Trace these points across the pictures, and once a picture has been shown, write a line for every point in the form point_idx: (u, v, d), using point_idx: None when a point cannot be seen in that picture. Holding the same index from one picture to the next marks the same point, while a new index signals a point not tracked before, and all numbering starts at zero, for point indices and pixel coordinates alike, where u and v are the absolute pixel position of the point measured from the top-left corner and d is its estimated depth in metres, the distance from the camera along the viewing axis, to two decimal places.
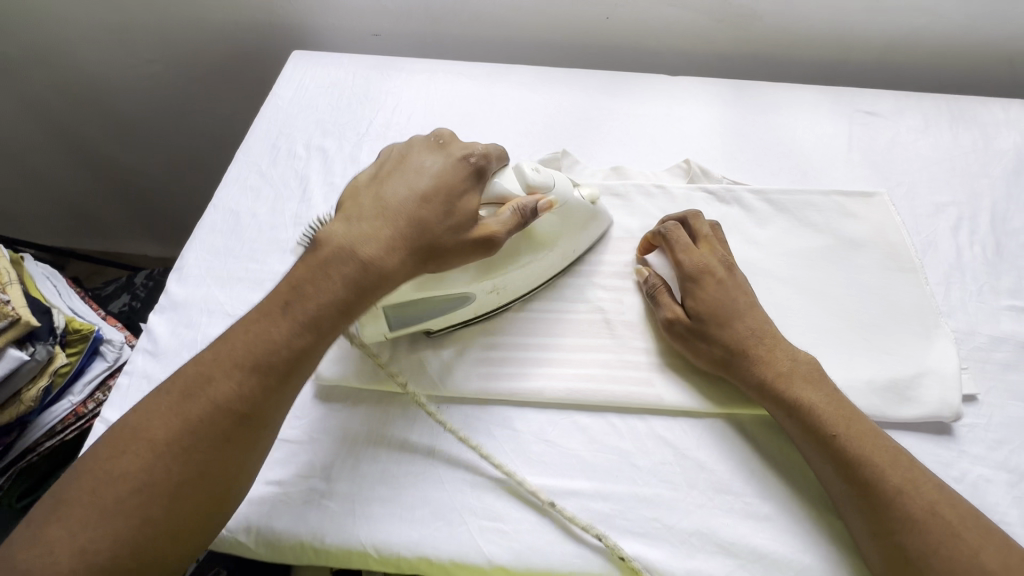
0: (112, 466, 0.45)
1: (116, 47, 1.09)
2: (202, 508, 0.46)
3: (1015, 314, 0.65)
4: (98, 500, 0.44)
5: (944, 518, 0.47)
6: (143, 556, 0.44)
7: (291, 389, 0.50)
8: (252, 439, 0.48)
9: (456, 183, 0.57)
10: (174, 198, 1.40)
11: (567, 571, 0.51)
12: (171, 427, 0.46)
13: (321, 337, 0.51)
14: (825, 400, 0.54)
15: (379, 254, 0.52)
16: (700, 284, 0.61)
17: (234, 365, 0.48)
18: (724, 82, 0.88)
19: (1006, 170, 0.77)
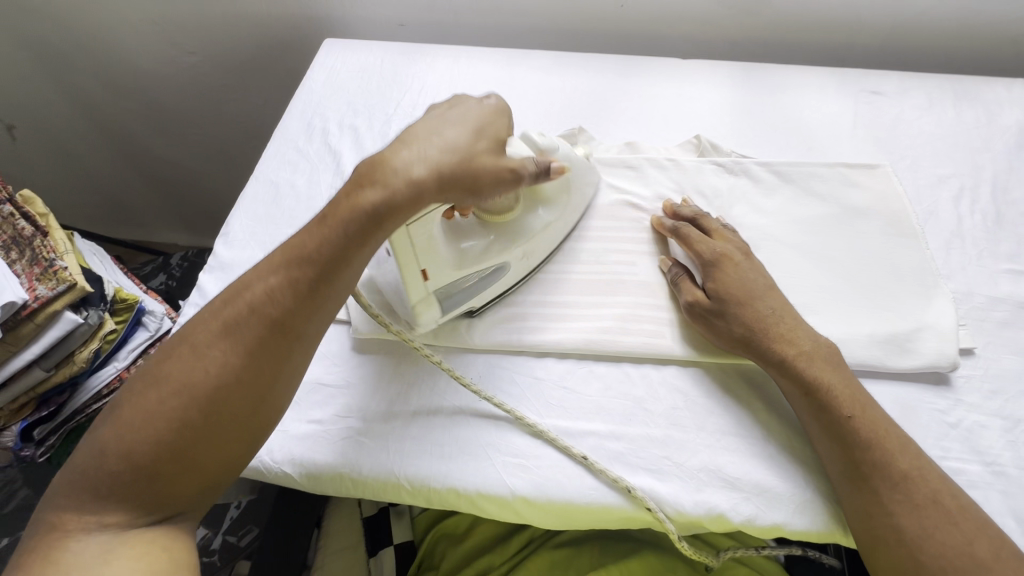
0: (159, 368, 0.49)
1: (158, 40, 1.16)
2: (234, 410, 0.48)
3: (1013, 277, 0.68)
4: (145, 402, 0.47)
5: (945, 506, 0.49)
6: (182, 462, 0.46)
7: (323, 299, 0.51)
8: (285, 349, 0.50)
9: (484, 112, 0.57)
10: (207, 186, 1.47)
11: (583, 502, 0.56)
12: (209, 334, 0.50)
13: (351, 246, 0.51)
14: (846, 385, 0.55)
15: (417, 170, 0.51)
16: (720, 268, 0.63)
17: (271, 275, 0.51)
18: (734, 64, 0.92)
19: (1008, 144, 0.80)
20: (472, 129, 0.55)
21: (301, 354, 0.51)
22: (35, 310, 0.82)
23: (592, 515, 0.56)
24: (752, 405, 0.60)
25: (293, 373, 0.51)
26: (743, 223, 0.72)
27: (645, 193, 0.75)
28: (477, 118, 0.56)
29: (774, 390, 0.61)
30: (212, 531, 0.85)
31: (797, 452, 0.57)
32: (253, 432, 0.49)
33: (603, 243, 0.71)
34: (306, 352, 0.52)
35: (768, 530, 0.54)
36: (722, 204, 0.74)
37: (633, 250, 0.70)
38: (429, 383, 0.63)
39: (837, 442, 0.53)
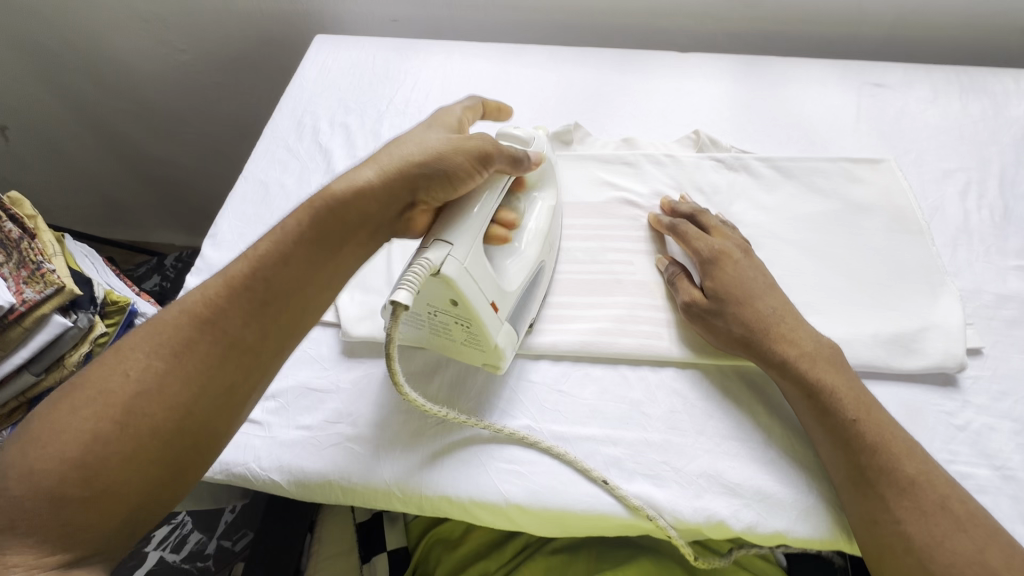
0: (77, 386, 0.45)
1: (149, 38, 1.14)
2: (158, 424, 0.44)
3: (1022, 274, 0.66)
4: (56, 420, 0.43)
5: (953, 513, 0.47)
6: (95, 481, 0.42)
7: (266, 310, 0.51)
8: (220, 351, 0.48)
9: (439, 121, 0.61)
10: (202, 185, 1.46)
11: (579, 509, 0.54)
12: (137, 339, 0.47)
13: (296, 259, 0.52)
14: (848, 387, 0.54)
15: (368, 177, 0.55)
16: (718, 266, 0.61)
17: (211, 277, 0.51)
18: (733, 57, 0.89)
19: (1015, 137, 0.78)
20: (426, 135, 0.58)
21: (237, 362, 0.49)
22: (24, 313, 0.80)
23: (588, 522, 0.54)
24: (753, 408, 0.58)
25: (228, 388, 0.48)
26: (743, 220, 0.70)
27: (643, 190, 0.73)
28: (431, 128, 0.60)
29: (774, 394, 0.59)
30: (207, 536, 0.84)
31: (799, 456, 0.55)
32: (180, 447, 0.45)
33: (599, 241, 0.69)
34: (246, 358, 0.49)
35: (770, 538, 0.53)
36: (721, 200, 0.72)
37: (630, 249, 0.69)
38: (421, 387, 0.61)
39: (841, 447, 0.51)
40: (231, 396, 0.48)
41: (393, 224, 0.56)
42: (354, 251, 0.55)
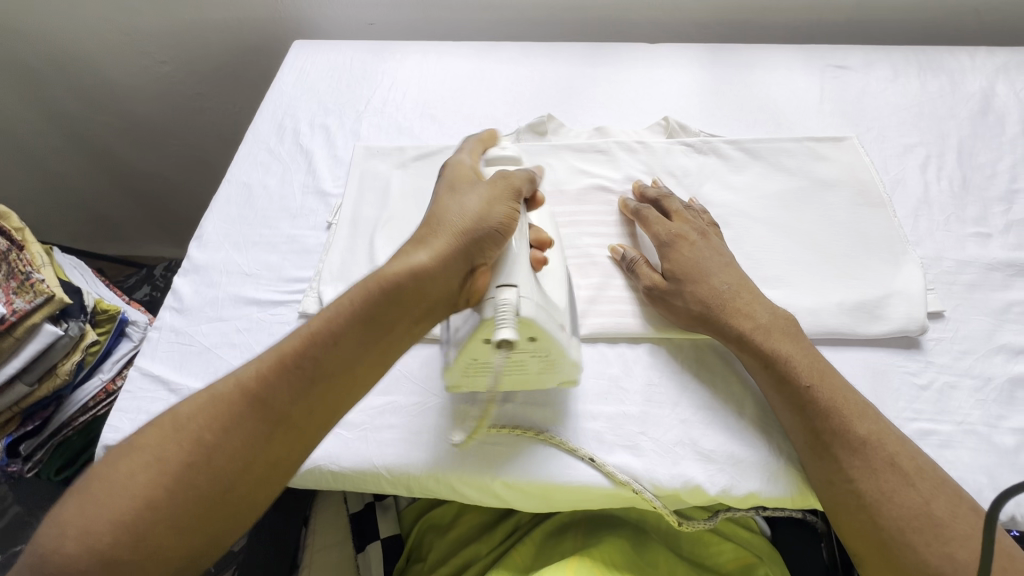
0: (132, 444, 0.46)
1: (129, 51, 1.16)
2: (205, 497, 0.45)
3: (980, 240, 0.69)
4: (112, 479, 0.44)
5: (902, 469, 0.49)
6: (143, 547, 0.43)
7: (316, 394, 0.49)
8: (268, 429, 0.47)
9: (464, 176, 0.59)
10: (188, 195, 1.47)
11: (561, 481, 0.56)
12: (192, 408, 0.47)
13: (349, 340, 0.50)
14: (803, 355, 0.56)
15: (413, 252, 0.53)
16: (674, 248, 0.63)
17: (268, 349, 0.50)
18: (701, 46, 0.92)
19: (972, 111, 0.81)
20: (456, 195, 0.57)
21: (285, 442, 0.48)
22: (14, 323, 0.82)
23: (573, 494, 0.56)
24: (727, 378, 0.60)
25: (274, 468, 0.48)
26: (713, 200, 0.73)
27: (616, 176, 0.75)
28: (459, 187, 0.58)
29: (736, 368, 0.61)
30: None
31: (768, 422, 0.58)
32: (223, 521, 0.45)
33: (575, 226, 0.71)
34: (294, 436, 0.48)
35: (743, 499, 0.55)
36: (691, 182, 0.74)
37: (605, 233, 0.71)
38: (407, 372, 0.63)
39: (797, 412, 0.54)
40: (276, 473, 0.48)
41: (453, 297, 0.53)
42: (408, 328, 0.53)
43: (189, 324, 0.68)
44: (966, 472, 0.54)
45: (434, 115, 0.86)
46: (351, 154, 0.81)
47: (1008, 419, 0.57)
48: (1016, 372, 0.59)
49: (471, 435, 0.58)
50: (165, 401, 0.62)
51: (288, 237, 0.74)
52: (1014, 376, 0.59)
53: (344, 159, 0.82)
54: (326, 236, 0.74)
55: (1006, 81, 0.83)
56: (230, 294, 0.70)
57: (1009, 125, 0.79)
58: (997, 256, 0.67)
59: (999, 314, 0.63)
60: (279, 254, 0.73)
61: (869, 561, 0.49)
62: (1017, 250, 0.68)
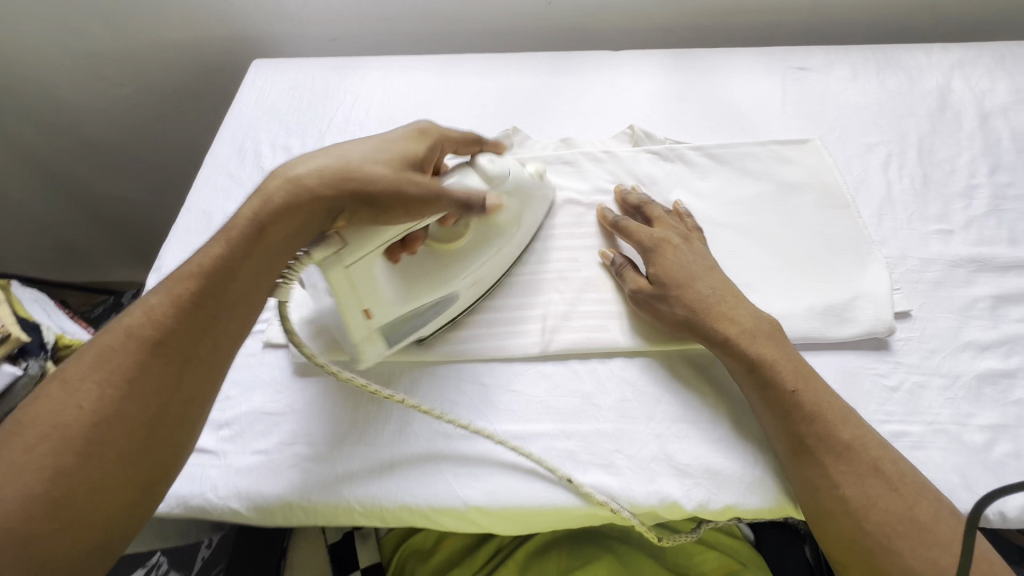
0: (23, 417, 0.44)
1: (83, 74, 1.12)
2: (122, 450, 0.44)
3: (942, 237, 0.69)
4: (8, 455, 0.42)
5: (886, 474, 0.50)
6: (65, 513, 0.41)
7: (214, 327, 0.50)
8: (176, 367, 0.48)
9: (390, 141, 0.59)
10: (156, 218, 1.43)
11: (536, 505, 0.55)
12: (82, 367, 0.46)
13: (238, 272, 0.51)
14: (785, 358, 0.56)
15: (291, 186, 0.53)
16: (659, 253, 0.63)
17: (155, 294, 0.50)
18: (665, 52, 0.92)
19: (930, 108, 0.82)
20: (362, 151, 0.57)
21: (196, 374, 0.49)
22: None
23: (549, 516, 0.55)
24: (704, 387, 0.60)
25: (189, 407, 0.48)
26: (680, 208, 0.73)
27: (583, 187, 0.75)
28: (375, 147, 0.58)
29: (718, 374, 0.61)
30: None
31: (755, 430, 0.57)
32: (149, 465, 0.45)
33: (544, 241, 0.71)
34: (202, 372, 0.49)
35: (721, 513, 0.54)
36: (658, 190, 0.74)
37: (574, 246, 0.70)
38: (376, 401, 0.61)
39: (782, 418, 0.53)
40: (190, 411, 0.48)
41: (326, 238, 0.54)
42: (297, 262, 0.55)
43: None
44: (938, 473, 0.54)
45: None
46: None
47: (977, 416, 0.57)
48: (983, 369, 0.60)
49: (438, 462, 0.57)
50: None
51: None
52: (980, 373, 0.59)
53: None
54: None
55: (961, 76, 0.84)
56: None
57: (966, 120, 0.80)
58: (959, 253, 0.68)
59: (964, 310, 0.64)
60: None
61: (849, 566, 0.49)
62: (978, 245, 0.68)
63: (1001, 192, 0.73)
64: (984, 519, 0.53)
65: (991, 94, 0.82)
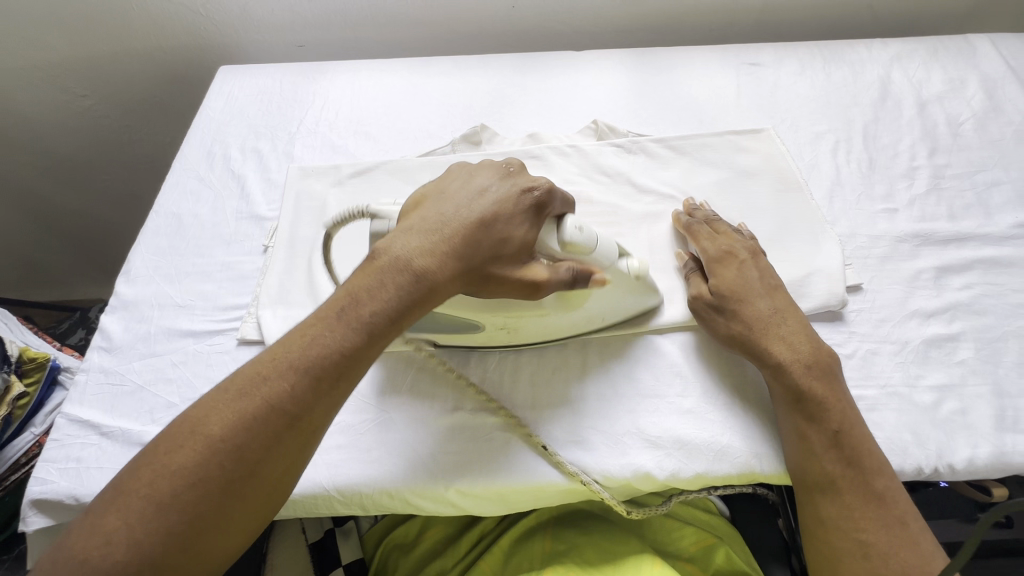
0: (166, 456, 0.41)
1: (46, 86, 1.10)
2: (254, 505, 0.43)
3: (889, 215, 0.74)
4: (154, 490, 0.40)
5: (908, 529, 0.49)
6: (189, 554, 0.40)
7: (343, 394, 0.47)
8: (307, 438, 0.45)
9: (515, 213, 0.53)
10: (125, 231, 1.40)
11: (514, 481, 0.56)
12: (225, 422, 0.43)
13: (376, 344, 0.47)
14: (840, 399, 0.55)
15: (438, 265, 0.49)
16: (722, 264, 0.63)
17: (292, 350, 0.46)
18: (625, 51, 0.96)
19: (873, 98, 0.87)
20: (490, 225, 0.51)
21: (316, 445, 0.46)
22: None
23: (526, 494, 0.57)
24: (678, 361, 0.62)
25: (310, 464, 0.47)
26: (644, 194, 0.75)
27: (552, 180, 0.77)
28: (498, 211, 0.52)
29: (754, 394, 0.60)
30: None
31: (774, 445, 0.57)
32: (268, 522, 0.44)
33: None
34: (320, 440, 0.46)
35: (692, 481, 0.56)
36: (624, 179, 0.77)
37: None
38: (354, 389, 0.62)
39: (812, 454, 0.53)
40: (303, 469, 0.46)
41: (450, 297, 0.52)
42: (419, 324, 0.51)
43: (120, 363, 0.65)
44: (892, 432, 0.57)
45: (367, 132, 0.86)
46: (286, 176, 0.80)
47: (926, 377, 0.61)
48: (929, 334, 0.64)
49: (458, 482, 0.56)
50: (96, 446, 0.59)
51: (222, 264, 0.72)
52: (927, 338, 0.63)
53: (279, 182, 0.80)
54: (262, 260, 0.73)
55: (900, 68, 0.90)
56: (162, 329, 0.67)
57: (907, 108, 0.85)
58: (905, 229, 0.72)
59: (910, 281, 0.68)
60: (214, 282, 0.71)
61: None
62: (921, 221, 0.73)
63: (940, 172, 0.78)
64: (936, 473, 0.56)
65: (927, 84, 0.88)
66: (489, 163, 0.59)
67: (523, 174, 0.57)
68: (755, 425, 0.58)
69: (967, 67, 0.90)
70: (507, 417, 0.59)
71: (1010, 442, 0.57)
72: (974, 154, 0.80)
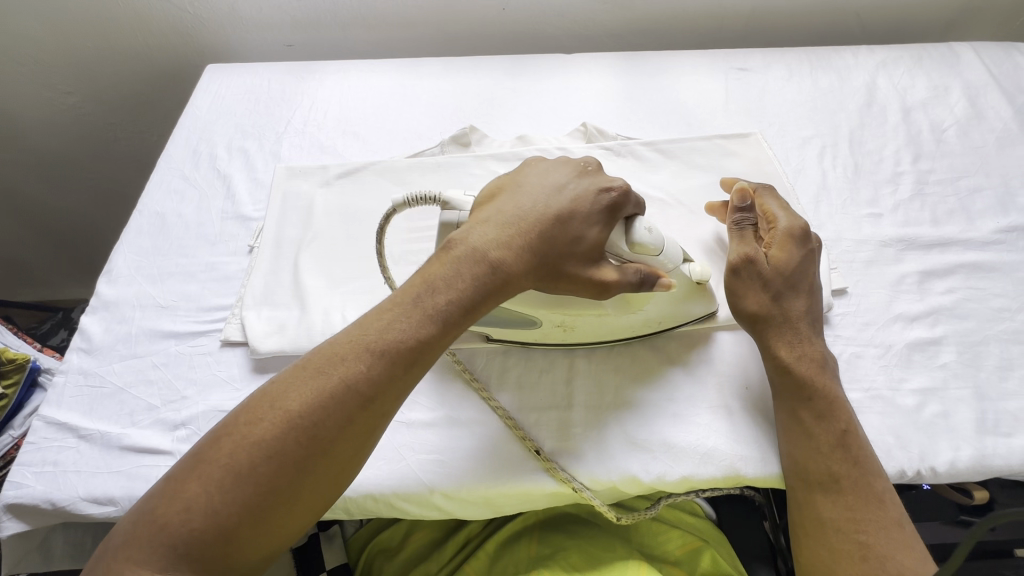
0: (245, 428, 0.42)
1: (30, 83, 1.09)
2: (322, 485, 0.43)
3: (873, 220, 0.74)
4: (233, 460, 0.41)
5: (903, 532, 0.50)
6: (261, 526, 0.40)
7: (414, 380, 0.46)
8: (375, 422, 0.45)
9: (590, 212, 0.53)
10: (108, 230, 1.38)
11: (499, 485, 0.56)
12: (303, 400, 0.43)
13: (446, 332, 0.47)
14: (842, 399, 0.56)
15: (512, 260, 0.50)
16: (799, 244, 0.61)
17: (368, 332, 0.46)
18: (615, 54, 0.96)
19: (860, 104, 0.88)
20: (567, 222, 0.52)
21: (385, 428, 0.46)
22: None
23: (512, 497, 0.56)
24: (664, 363, 0.62)
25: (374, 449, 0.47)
26: None
27: None
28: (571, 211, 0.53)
29: (754, 395, 0.60)
30: None
31: (769, 446, 0.57)
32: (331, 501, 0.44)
33: None
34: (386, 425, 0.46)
35: (679, 484, 0.56)
36: None
37: None
38: None
39: (818, 452, 0.53)
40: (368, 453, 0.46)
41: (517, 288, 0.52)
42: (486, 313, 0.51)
43: (99, 364, 0.64)
44: (875, 435, 0.58)
45: (356, 133, 0.86)
46: (273, 176, 0.79)
47: (909, 381, 0.61)
48: (912, 338, 0.64)
49: (444, 486, 0.56)
50: (73, 449, 0.58)
51: (207, 264, 0.72)
52: (911, 341, 0.64)
53: (266, 182, 0.80)
54: (248, 260, 0.72)
55: (885, 75, 0.91)
56: (143, 330, 0.66)
57: (892, 114, 0.86)
58: (889, 233, 0.73)
59: (894, 285, 0.68)
60: (198, 283, 0.70)
61: None
62: (906, 226, 0.74)
63: (924, 178, 0.79)
64: (918, 476, 0.56)
65: (912, 90, 0.89)
66: (566, 160, 0.59)
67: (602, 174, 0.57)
68: (745, 428, 0.58)
69: (951, 74, 0.91)
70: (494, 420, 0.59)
71: (990, 444, 0.58)
72: (957, 160, 0.81)
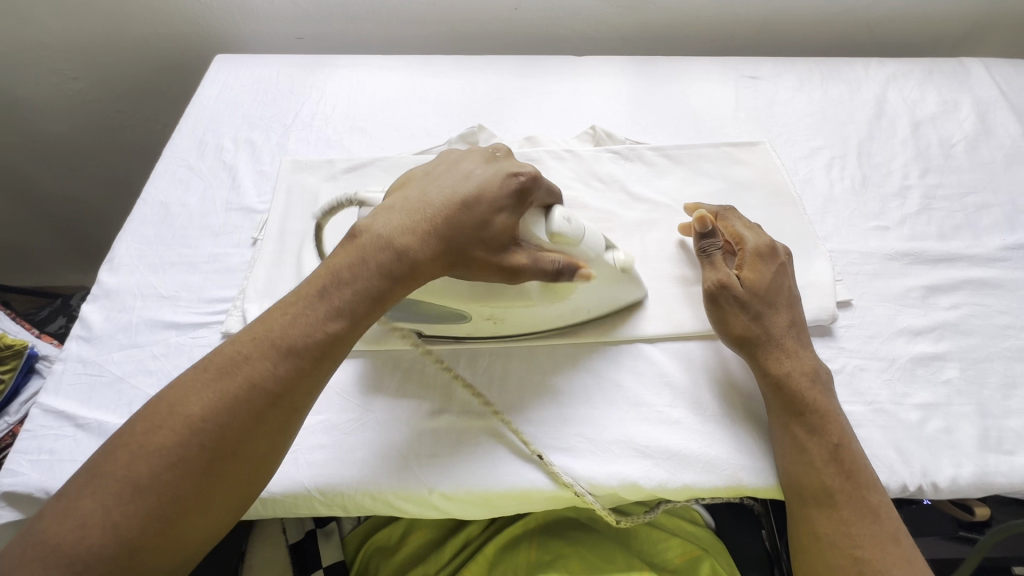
0: (144, 438, 0.41)
1: (35, 67, 1.08)
2: (233, 487, 0.42)
3: (880, 233, 0.74)
4: (131, 470, 0.40)
5: (902, 546, 0.49)
6: (168, 534, 0.40)
7: (324, 375, 0.47)
8: (286, 419, 0.45)
9: (499, 196, 0.51)
10: (107, 218, 1.36)
11: (501, 487, 0.55)
12: (206, 402, 0.42)
13: (356, 324, 0.48)
14: (836, 411, 0.56)
15: (422, 251, 0.49)
16: (763, 260, 0.61)
17: (274, 331, 0.46)
18: (627, 58, 0.96)
19: (869, 115, 0.88)
20: (474, 208, 0.51)
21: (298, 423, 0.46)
22: None
23: (514, 500, 0.56)
24: (669, 370, 0.62)
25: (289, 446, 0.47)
26: (640, 201, 0.75)
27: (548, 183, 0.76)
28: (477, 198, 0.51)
29: (752, 406, 0.60)
30: None
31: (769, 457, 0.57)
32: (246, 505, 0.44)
33: None
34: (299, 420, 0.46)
35: (680, 492, 0.56)
36: (621, 186, 0.76)
37: None
38: (339, 389, 0.61)
39: (812, 467, 0.53)
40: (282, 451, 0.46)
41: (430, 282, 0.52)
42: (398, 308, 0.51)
43: (98, 353, 0.63)
44: (877, 449, 0.57)
45: (364, 128, 0.85)
46: (278, 169, 0.78)
47: (912, 396, 0.61)
48: (916, 352, 0.64)
49: (442, 487, 0.55)
50: (70, 438, 0.57)
51: (210, 256, 0.71)
52: (914, 356, 0.64)
53: (271, 174, 0.79)
54: (251, 252, 0.71)
55: (896, 88, 0.91)
56: (144, 319, 0.66)
57: (901, 127, 0.86)
58: (896, 247, 0.73)
59: (899, 299, 0.68)
60: (200, 274, 0.70)
61: None
62: (912, 240, 0.73)
63: (931, 193, 0.79)
64: (919, 491, 0.56)
65: (921, 104, 0.89)
66: (477, 149, 0.58)
67: (509, 160, 0.56)
68: (749, 438, 0.58)
69: (961, 90, 0.91)
70: (497, 421, 0.58)
71: (992, 461, 0.57)
72: (965, 175, 0.81)
